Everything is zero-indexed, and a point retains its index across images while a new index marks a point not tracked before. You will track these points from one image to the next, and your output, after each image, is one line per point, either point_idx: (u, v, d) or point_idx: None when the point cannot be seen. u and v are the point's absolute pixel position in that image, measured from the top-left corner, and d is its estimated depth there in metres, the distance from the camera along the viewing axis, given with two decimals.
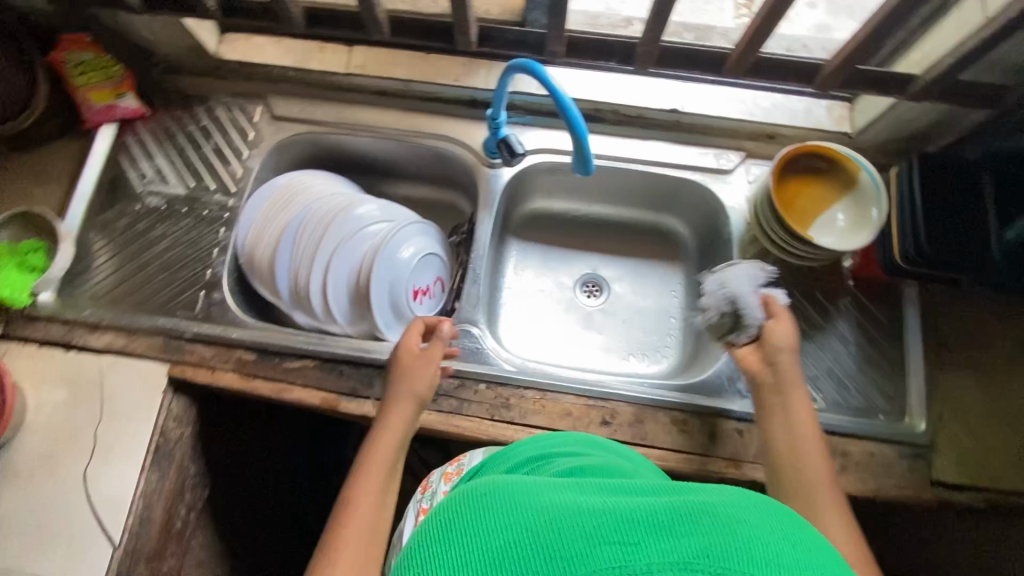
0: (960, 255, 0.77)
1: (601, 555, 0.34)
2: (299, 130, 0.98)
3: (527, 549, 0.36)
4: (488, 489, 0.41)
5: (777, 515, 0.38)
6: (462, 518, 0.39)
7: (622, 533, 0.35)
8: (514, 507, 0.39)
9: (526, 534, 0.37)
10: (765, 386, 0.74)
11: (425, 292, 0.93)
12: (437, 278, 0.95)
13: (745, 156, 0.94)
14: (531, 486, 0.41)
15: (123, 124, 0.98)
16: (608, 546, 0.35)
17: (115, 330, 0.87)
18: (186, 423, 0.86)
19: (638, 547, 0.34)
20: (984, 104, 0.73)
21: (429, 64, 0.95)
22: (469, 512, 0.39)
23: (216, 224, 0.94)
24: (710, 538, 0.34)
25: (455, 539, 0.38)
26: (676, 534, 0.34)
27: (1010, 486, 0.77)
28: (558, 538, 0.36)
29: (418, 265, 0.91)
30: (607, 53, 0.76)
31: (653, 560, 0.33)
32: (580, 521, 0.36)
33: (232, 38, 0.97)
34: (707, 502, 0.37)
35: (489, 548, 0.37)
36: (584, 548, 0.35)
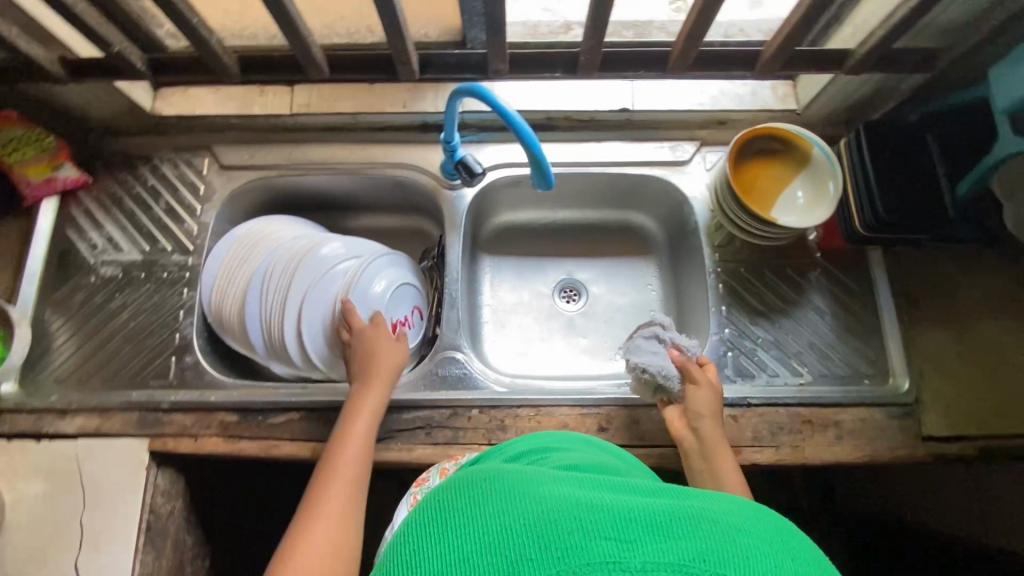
0: (920, 216, 0.78)
1: (596, 550, 0.33)
2: (251, 177, 0.95)
3: (520, 536, 0.35)
4: (489, 479, 0.41)
5: (778, 528, 0.37)
6: (460, 506, 0.39)
7: (620, 530, 0.34)
8: (510, 497, 0.38)
9: (520, 521, 0.36)
10: (693, 454, 0.72)
11: (403, 324, 0.91)
12: (414, 307, 0.93)
13: (700, 145, 0.95)
14: (530, 478, 0.40)
15: (65, 195, 0.94)
16: (605, 541, 0.34)
17: (87, 411, 0.84)
18: (175, 496, 0.83)
19: (633, 545, 0.33)
20: (921, 68, 0.75)
21: (375, 95, 0.94)
22: (469, 501, 0.39)
23: (178, 285, 0.91)
24: (707, 543, 0.33)
25: (451, 526, 0.37)
26: (675, 537, 0.34)
27: (995, 430, 0.80)
28: (553, 529, 0.35)
29: (392, 297, 0.89)
30: (551, 65, 0.75)
31: (649, 559, 0.33)
32: (578, 514, 0.36)
33: (168, 93, 0.94)
34: (708, 510, 0.37)
35: (484, 535, 0.36)
36: (579, 541, 0.34)
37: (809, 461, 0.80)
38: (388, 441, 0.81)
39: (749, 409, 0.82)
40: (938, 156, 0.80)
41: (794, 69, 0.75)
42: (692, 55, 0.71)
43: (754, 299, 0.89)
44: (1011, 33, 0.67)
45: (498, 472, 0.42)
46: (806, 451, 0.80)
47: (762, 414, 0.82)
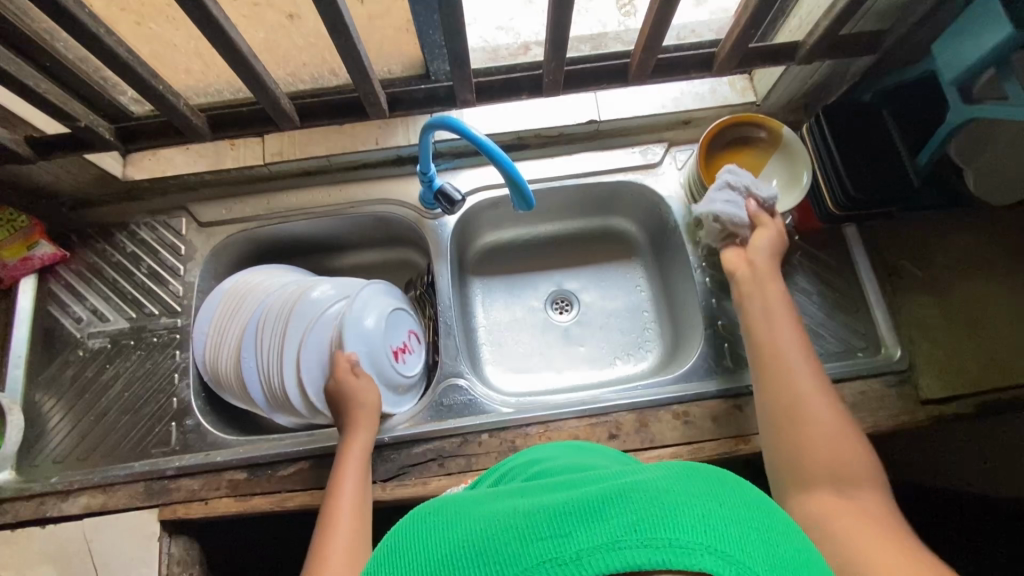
0: (888, 188, 0.81)
1: (533, 552, 0.33)
2: (231, 231, 0.95)
3: (457, 559, 0.35)
4: (433, 513, 0.41)
5: (714, 480, 0.36)
6: (404, 545, 0.39)
7: (553, 526, 0.33)
8: (451, 527, 0.38)
9: (459, 544, 0.36)
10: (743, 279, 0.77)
11: (404, 349, 0.91)
12: (410, 332, 0.93)
13: (668, 146, 0.98)
14: (475, 506, 0.41)
15: (43, 272, 0.93)
16: (540, 541, 0.33)
17: (91, 488, 0.82)
18: (192, 563, 0.81)
19: (568, 537, 0.33)
20: (869, 50, 0.78)
21: (345, 135, 0.93)
22: (417, 535, 0.39)
23: (169, 348, 0.90)
24: (637, 512, 0.32)
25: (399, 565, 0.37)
26: (605, 515, 0.33)
27: (989, 385, 0.82)
28: (489, 544, 0.35)
29: (388, 325, 0.90)
30: (517, 88, 0.77)
31: (583, 546, 0.32)
32: (510, 523, 0.35)
33: (138, 158, 0.92)
34: (640, 479, 0.35)
35: (431, 561, 0.36)
36: (516, 549, 0.33)
37: None
38: (402, 477, 0.80)
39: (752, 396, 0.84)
40: (897, 130, 0.82)
41: (750, 65, 0.77)
42: (651, 65, 0.74)
43: None
44: (947, 10, 0.70)
45: (448, 505, 0.42)
46: None
47: None
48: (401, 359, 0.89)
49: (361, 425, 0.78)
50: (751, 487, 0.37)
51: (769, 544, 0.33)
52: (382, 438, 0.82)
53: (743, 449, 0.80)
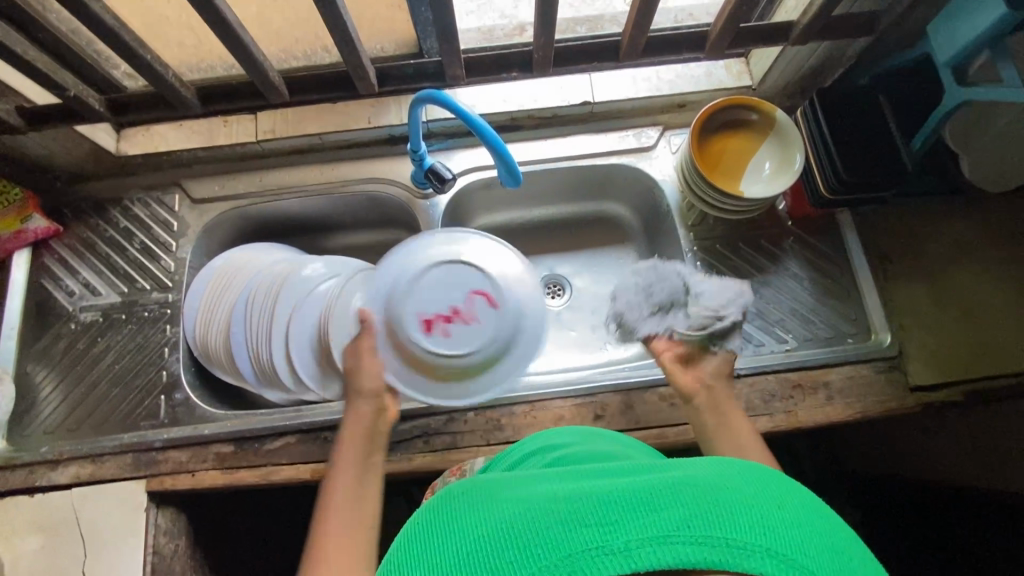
0: (882, 173, 0.80)
1: (579, 538, 0.35)
2: (223, 208, 0.95)
3: (502, 540, 0.37)
4: (472, 498, 0.43)
5: (766, 482, 0.39)
6: (443, 527, 0.40)
7: (600, 515, 0.35)
8: (492, 512, 0.40)
9: (503, 528, 0.37)
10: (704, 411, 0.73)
11: (453, 317, 0.76)
12: (473, 294, 0.77)
13: (663, 129, 0.97)
14: (508, 493, 0.42)
15: (37, 245, 0.93)
16: (585, 528, 0.35)
17: (80, 458, 0.83)
18: (178, 534, 0.82)
19: (615, 525, 0.35)
20: (865, 32, 0.77)
21: (338, 113, 0.93)
22: (455, 520, 0.40)
23: (160, 323, 0.90)
24: (688, 509, 0.35)
25: (441, 546, 0.39)
26: (656, 508, 0.35)
27: (980, 372, 0.82)
28: (533, 528, 0.36)
29: (420, 288, 0.77)
30: (507, 65, 0.77)
31: (633, 537, 0.34)
32: (558, 509, 0.37)
33: (131, 133, 0.93)
34: (688, 476, 0.38)
35: (475, 543, 0.37)
36: (561, 534, 0.35)
37: (804, 424, 0.81)
38: (388, 453, 0.81)
39: (739, 379, 0.83)
40: (892, 114, 0.81)
41: (742, 45, 0.77)
42: (641, 43, 0.73)
43: (731, 272, 0.91)
44: None
45: (483, 491, 0.43)
46: (800, 415, 0.81)
47: (752, 384, 0.83)
48: (446, 329, 0.76)
49: (356, 419, 0.71)
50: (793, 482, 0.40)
51: (821, 537, 0.35)
52: None
53: None
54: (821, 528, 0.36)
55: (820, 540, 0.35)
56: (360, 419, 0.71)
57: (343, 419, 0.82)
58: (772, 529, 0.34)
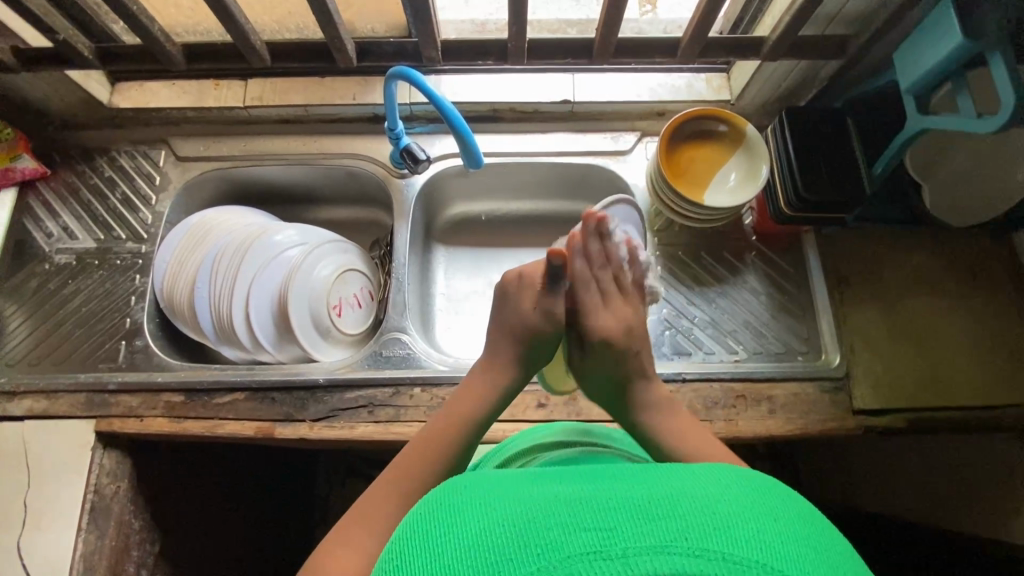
0: (842, 193, 0.80)
1: (576, 542, 0.33)
2: (207, 169, 0.98)
3: (498, 539, 0.34)
4: (470, 489, 0.40)
5: (768, 492, 0.37)
6: (439, 520, 0.37)
7: (597, 520, 0.34)
8: (497, 510, 0.36)
9: (502, 527, 0.35)
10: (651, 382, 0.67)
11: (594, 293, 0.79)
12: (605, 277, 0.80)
13: (641, 136, 0.99)
14: (507, 486, 0.39)
15: (23, 185, 0.96)
16: (584, 532, 0.33)
17: (35, 393, 0.85)
18: (121, 477, 0.84)
19: (612, 532, 0.33)
20: (835, 55, 0.78)
21: (325, 87, 0.96)
22: (445, 513, 0.38)
23: (131, 272, 0.93)
24: (688, 521, 0.33)
25: (433, 538, 0.36)
26: (653, 518, 0.33)
27: (924, 401, 0.82)
28: (533, 529, 0.34)
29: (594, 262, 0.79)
30: (484, 53, 0.79)
31: (630, 544, 0.32)
32: (563, 511, 0.35)
33: (124, 87, 0.96)
34: (686, 487, 0.36)
35: (464, 540, 0.35)
36: (558, 536, 0.33)
37: (743, 434, 0.81)
38: (332, 419, 0.82)
39: (684, 384, 0.84)
40: (856, 139, 0.82)
41: (712, 56, 0.79)
42: (613, 44, 0.76)
43: (690, 280, 0.92)
44: (908, 18, 0.71)
45: (477, 482, 0.41)
46: (740, 424, 0.82)
47: (696, 389, 0.84)
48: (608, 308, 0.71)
49: (487, 377, 0.67)
50: (793, 495, 0.38)
51: (819, 555, 0.34)
52: (317, 379, 0.84)
53: None
54: (820, 547, 0.34)
55: (817, 558, 0.33)
56: (492, 381, 0.67)
57: (292, 381, 0.84)
58: (771, 544, 0.33)
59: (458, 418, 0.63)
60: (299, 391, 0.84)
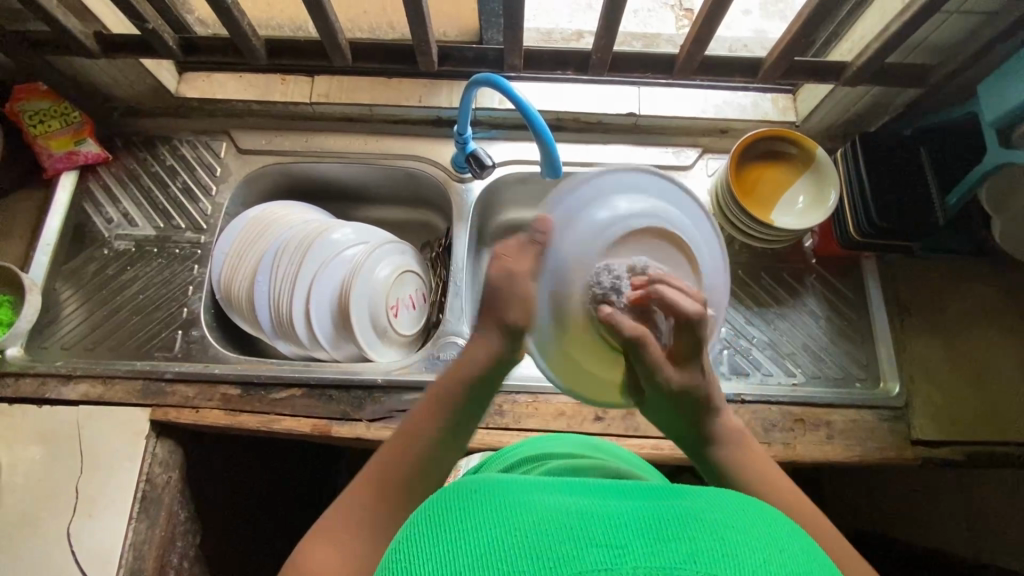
0: (913, 222, 0.80)
1: (587, 558, 0.32)
2: (268, 162, 0.98)
3: (508, 548, 0.33)
4: (479, 488, 0.38)
5: (772, 523, 0.36)
6: (452, 523, 0.35)
7: (608, 537, 0.33)
8: (508, 515, 0.35)
9: (514, 532, 0.34)
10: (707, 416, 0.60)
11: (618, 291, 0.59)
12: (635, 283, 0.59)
13: (702, 152, 0.98)
14: (526, 492, 0.38)
15: (84, 169, 0.96)
16: (595, 548, 0.32)
17: (92, 377, 0.85)
18: (172, 467, 0.84)
19: (624, 550, 0.32)
20: (915, 83, 0.78)
21: (392, 88, 0.96)
22: (457, 514, 0.36)
23: (189, 261, 0.93)
24: (695, 545, 0.32)
25: (442, 537, 0.35)
26: (663, 539, 0.33)
27: (985, 436, 0.82)
28: (544, 541, 0.33)
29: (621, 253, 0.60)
30: (563, 63, 0.79)
31: (640, 564, 0.31)
32: (570, 523, 0.34)
33: (192, 77, 0.96)
34: (694, 509, 0.36)
35: (476, 544, 0.33)
36: (571, 551, 0.32)
37: (801, 459, 0.81)
38: (388, 420, 0.82)
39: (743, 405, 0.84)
40: (929, 168, 0.82)
41: (791, 78, 0.79)
42: (696, 61, 0.76)
43: (748, 299, 0.92)
44: (997, 51, 0.71)
45: (488, 483, 0.39)
46: (798, 449, 0.81)
47: (755, 411, 0.83)
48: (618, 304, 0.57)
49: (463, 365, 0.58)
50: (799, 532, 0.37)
51: None
52: (375, 379, 0.84)
53: None
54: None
55: None
56: (468, 363, 0.58)
57: (349, 380, 0.84)
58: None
59: (444, 401, 0.57)
60: (356, 390, 0.84)
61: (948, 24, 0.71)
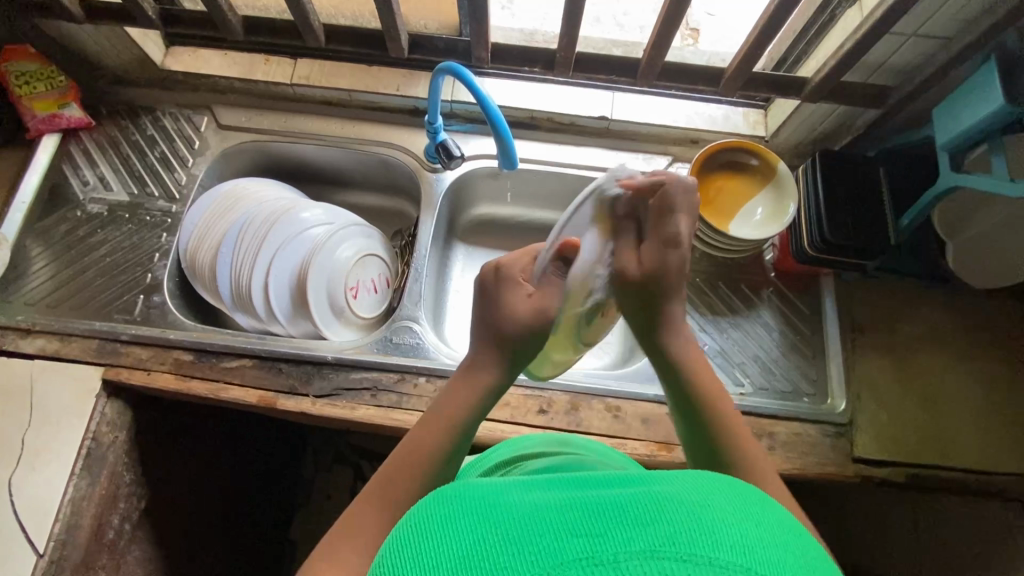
0: (863, 241, 0.81)
1: (569, 548, 0.31)
2: (245, 138, 1.00)
3: (489, 551, 0.32)
4: (457, 494, 0.37)
5: (757, 501, 0.35)
6: (432, 529, 0.35)
7: (589, 525, 0.32)
8: (483, 518, 0.34)
9: (496, 532, 0.33)
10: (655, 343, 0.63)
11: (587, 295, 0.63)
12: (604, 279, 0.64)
13: (672, 160, 1.00)
14: (505, 491, 0.37)
15: (66, 132, 0.98)
16: (577, 538, 0.31)
17: (50, 333, 0.86)
18: (119, 428, 0.85)
19: (605, 537, 0.31)
20: (876, 103, 0.80)
21: (371, 75, 0.98)
22: (437, 521, 0.35)
23: (159, 229, 0.95)
24: (676, 526, 0.31)
25: (421, 548, 0.34)
26: (643, 522, 0.31)
27: (927, 459, 0.82)
28: (525, 539, 0.32)
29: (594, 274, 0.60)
30: (531, 59, 0.81)
31: (620, 549, 0.30)
32: (552, 517, 0.33)
33: (179, 51, 0.99)
34: (673, 491, 0.34)
35: (458, 551, 0.33)
36: (551, 544, 0.31)
37: None
38: (334, 397, 0.83)
39: None
40: (887, 190, 0.83)
41: (754, 90, 0.81)
42: (658, 66, 0.78)
43: (704, 307, 0.93)
44: (953, 76, 0.72)
45: (467, 485, 0.39)
46: None
47: None
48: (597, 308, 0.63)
49: (476, 375, 0.57)
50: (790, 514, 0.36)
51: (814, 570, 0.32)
52: (324, 356, 0.85)
53: (663, 455, 0.80)
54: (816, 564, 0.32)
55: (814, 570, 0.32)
56: (482, 383, 0.56)
57: (300, 355, 0.85)
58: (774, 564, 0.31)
59: (446, 421, 0.55)
60: (305, 364, 0.85)
61: (906, 47, 0.73)
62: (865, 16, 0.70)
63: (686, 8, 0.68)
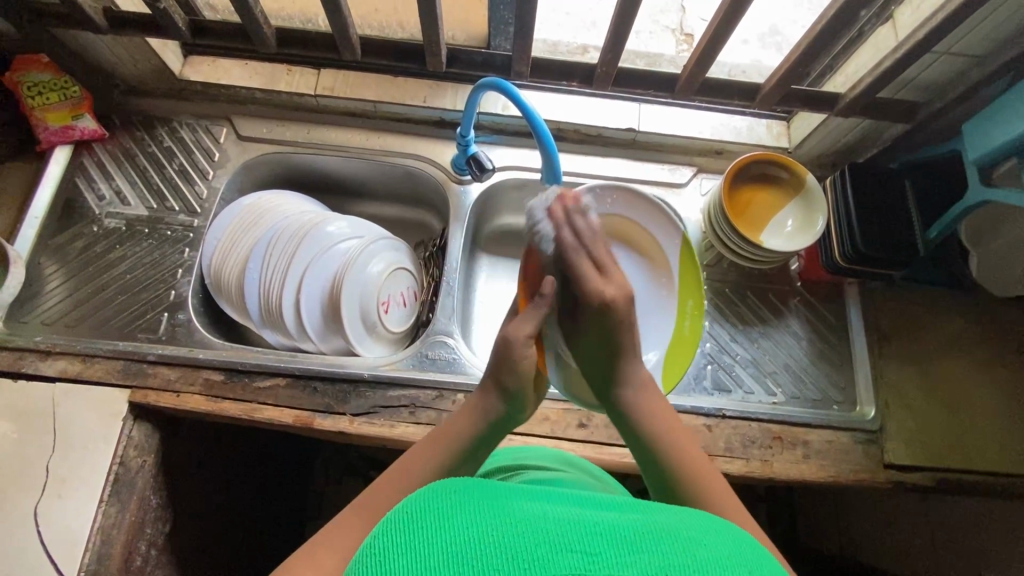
0: (891, 253, 0.83)
1: (563, 561, 0.32)
2: (265, 150, 0.98)
3: (485, 548, 0.33)
4: (460, 488, 0.38)
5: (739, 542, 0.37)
6: (429, 522, 0.35)
7: (586, 543, 0.33)
8: (487, 514, 0.35)
9: (497, 529, 0.34)
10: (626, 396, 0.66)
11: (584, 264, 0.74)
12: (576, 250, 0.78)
13: (697, 171, 1.01)
14: (506, 496, 0.38)
15: (79, 145, 0.95)
16: (570, 553, 0.33)
17: (71, 355, 0.83)
18: (147, 451, 0.82)
19: (599, 556, 0.32)
20: (905, 117, 0.82)
21: (398, 86, 0.97)
22: (434, 511, 0.36)
23: (180, 244, 0.92)
24: (668, 557, 0.33)
25: (417, 533, 0.34)
26: (636, 548, 0.33)
27: (951, 463, 0.84)
28: (520, 543, 0.33)
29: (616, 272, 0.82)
30: (568, 73, 0.80)
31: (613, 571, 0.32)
32: (544, 528, 0.34)
33: (198, 61, 0.96)
34: (665, 525, 0.36)
35: (453, 539, 0.33)
36: (546, 554, 0.32)
37: (776, 476, 0.82)
38: (372, 416, 0.82)
39: (723, 420, 0.85)
40: (914, 201, 0.86)
41: (788, 105, 0.82)
42: (697, 81, 0.79)
43: (735, 317, 0.94)
44: (983, 94, 0.74)
45: (472, 483, 0.39)
46: (775, 466, 0.83)
47: (735, 426, 0.85)
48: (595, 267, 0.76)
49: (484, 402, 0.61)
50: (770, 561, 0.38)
51: None
52: (361, 373, 0.83)
53: None
54: None
55: None
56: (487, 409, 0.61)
57: (334, 373, 0.83)
58: None
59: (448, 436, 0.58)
60: (341, 383, 0.83)
61: (938, 64, 0.75)
62: (901, 35, 0.72)
63: (732, 28, 0.68)
